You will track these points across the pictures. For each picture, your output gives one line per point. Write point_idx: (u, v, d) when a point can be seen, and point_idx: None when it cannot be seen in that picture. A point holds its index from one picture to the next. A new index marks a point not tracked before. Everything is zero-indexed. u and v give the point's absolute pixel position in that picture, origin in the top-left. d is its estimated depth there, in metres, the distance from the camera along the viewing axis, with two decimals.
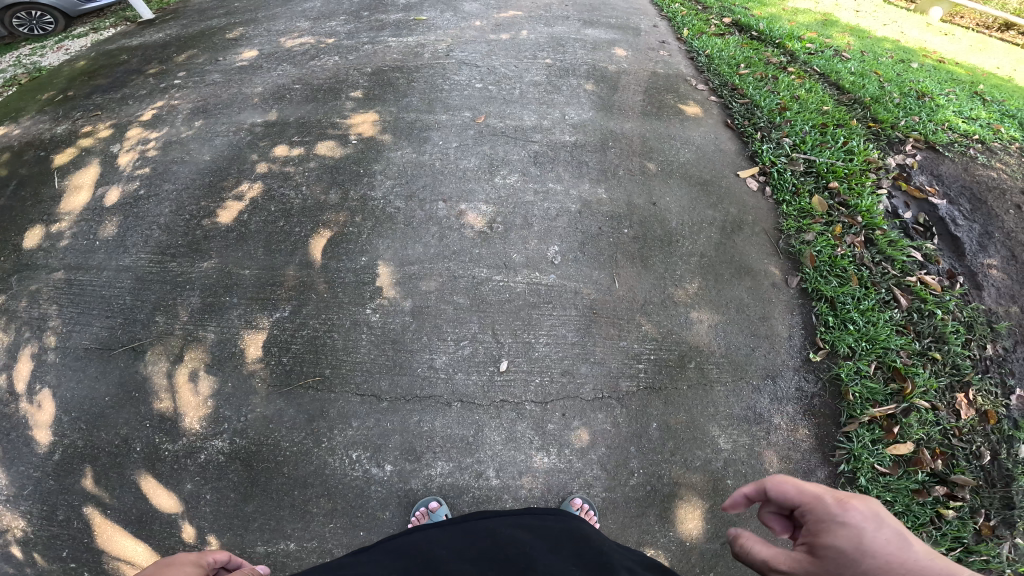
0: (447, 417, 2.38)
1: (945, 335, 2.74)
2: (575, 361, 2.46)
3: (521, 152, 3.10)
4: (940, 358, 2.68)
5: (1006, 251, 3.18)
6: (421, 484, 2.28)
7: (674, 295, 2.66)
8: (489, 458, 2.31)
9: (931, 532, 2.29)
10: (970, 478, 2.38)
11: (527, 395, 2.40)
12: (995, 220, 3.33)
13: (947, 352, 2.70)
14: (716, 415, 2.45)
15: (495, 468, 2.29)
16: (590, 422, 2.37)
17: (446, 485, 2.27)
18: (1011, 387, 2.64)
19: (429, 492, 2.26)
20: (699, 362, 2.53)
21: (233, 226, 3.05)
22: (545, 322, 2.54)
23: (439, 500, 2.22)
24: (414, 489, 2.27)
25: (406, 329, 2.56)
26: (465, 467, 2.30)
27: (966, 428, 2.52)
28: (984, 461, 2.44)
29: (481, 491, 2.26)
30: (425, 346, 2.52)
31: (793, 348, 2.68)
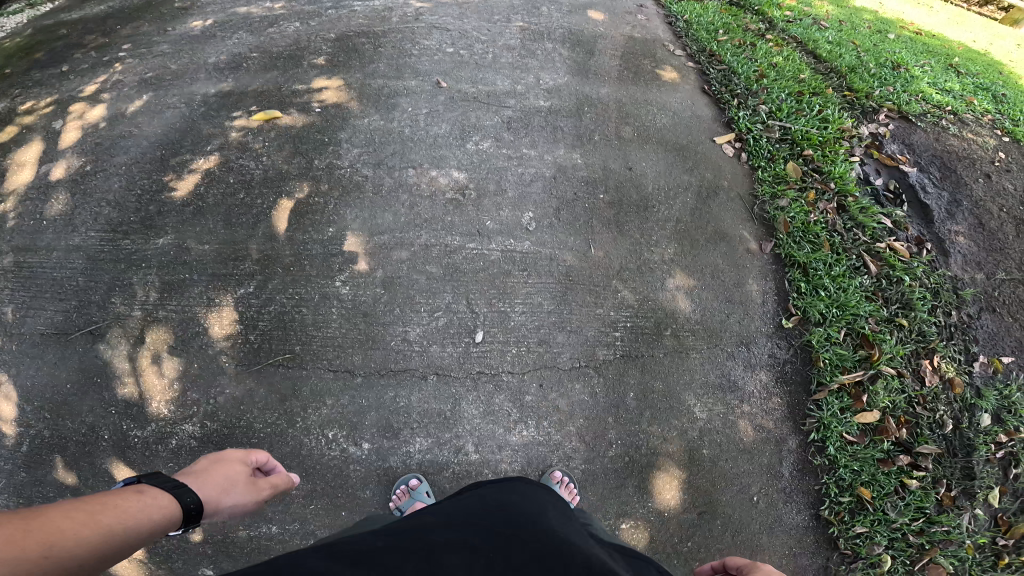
0: (423, 391, 2.31)
1: (913, 302, 2.82)
2: (552, 332, 2.35)
3: (494, 117, 2.91)
4: (906, 326, 2.77)
5: (972, 219, 3.35)
6: (399, 462, 2.25)
7: (649, 261, 2.51)
8: (468, 433, 2.28)
9: (896, 502, 2.46)
10: (932, 447, 2.53)
11: (505, 366, 2.32)
12: (964, 189, 3.50)
13: (914, 319, 2.78)
14: (692, 383, 2.44)
15: (474, 443, 2.27)
16: (569, 392, 2.33)
17: (425, 462, 2.25)
18: (974, 354, 2.75)
19: (407, 470, 2.24)
20: (676, 329, 2.46)
21: (190, 201, 2.86)
22: (521, 290, 2.37)
23: (419, 477, 2.21)
24: (392, 467, 2.24)
25: (380, 301, 2.40)
26: (444, 442, 2.27)
27: (930, 395, 2.63)
28: (946, 430, 2.58)
29: (461, 467, 2.25)
30: (396, 319, 2.37)
31: (766, 314, 2.65)
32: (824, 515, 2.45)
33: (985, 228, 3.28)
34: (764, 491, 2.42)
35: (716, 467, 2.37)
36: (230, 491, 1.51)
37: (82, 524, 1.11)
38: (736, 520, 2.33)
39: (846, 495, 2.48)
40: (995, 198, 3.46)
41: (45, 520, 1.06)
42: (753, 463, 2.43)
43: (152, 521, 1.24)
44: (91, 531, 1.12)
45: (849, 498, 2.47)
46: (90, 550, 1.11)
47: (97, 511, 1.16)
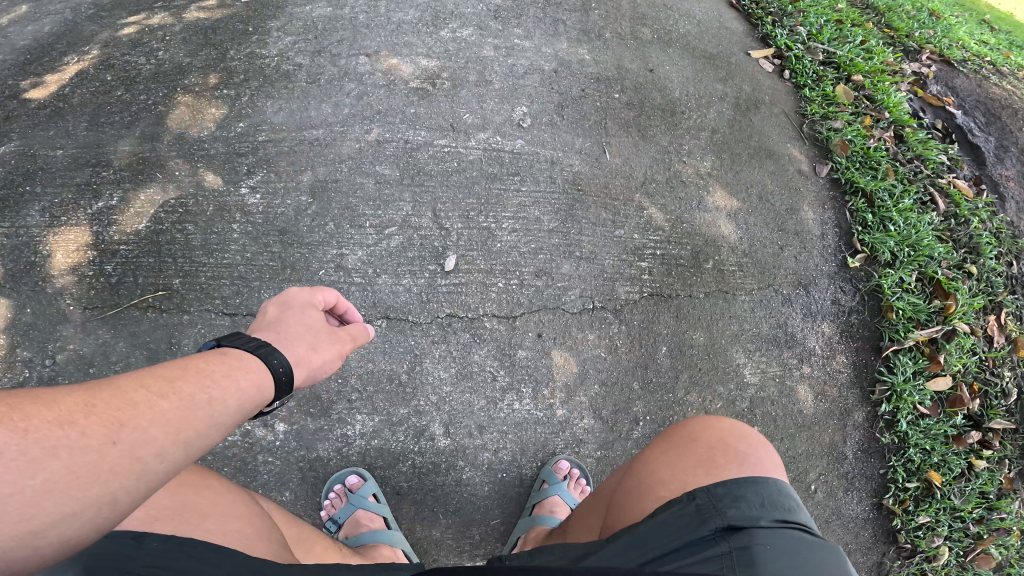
0: (366, 347, 1.52)
1: (980, 247, 2.31)
2: (555, 257, 1.61)
3: (477, 4, 2.24)
4: (975, 274, 2.24)
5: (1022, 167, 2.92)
6: (331, 451, 1.53)
7: (681, 173, 1.88)
8: (434, 408, 1.53)
9: (964, 487, 1.98)
10: (1005, 422, 2.05)
11: (488, 308, 1.55)
12: (1010, 136, 3.08)
13: (981, 267, 2.27)
14: (740, 336, 1.76)
15: (443, 423, 1.53)
16: (578, 346, 1.57)
17: (371, 452, 1.54)
18: None
19: (344, 465, 1.53)
20: (720, 262, 1.77)
21: (47, 100, 2.04)
22: (510, 198, 1.67)
23: (361, 472, 1.51)
24: (321, 459, 1.53)
25: (306, 211, 1.66)
26: (398, 422, 1.53)
27: (1000, 358, 2.13)
28: (1013, 401, 2.10)
29: (424, 461, 1.55)
30: (325, 241, 1.62)
31: (827, 251, 2.04)
32: (887, 504, 1.98)
33: None
34: (824, 479, 1.94)
35: None
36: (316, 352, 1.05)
37: (132, 405, 0.74)
38: None
39: (913, 480, 1.99)
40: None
41: (103, 395, 0.74)
42: (815, 444, 1.92)
43: (237, 402, 0.84)
44: (158, 413, 0.76)
45: (916, 483, 1.99)
46: (158, 441, 0.75)
47: (164, 387, 0.79)
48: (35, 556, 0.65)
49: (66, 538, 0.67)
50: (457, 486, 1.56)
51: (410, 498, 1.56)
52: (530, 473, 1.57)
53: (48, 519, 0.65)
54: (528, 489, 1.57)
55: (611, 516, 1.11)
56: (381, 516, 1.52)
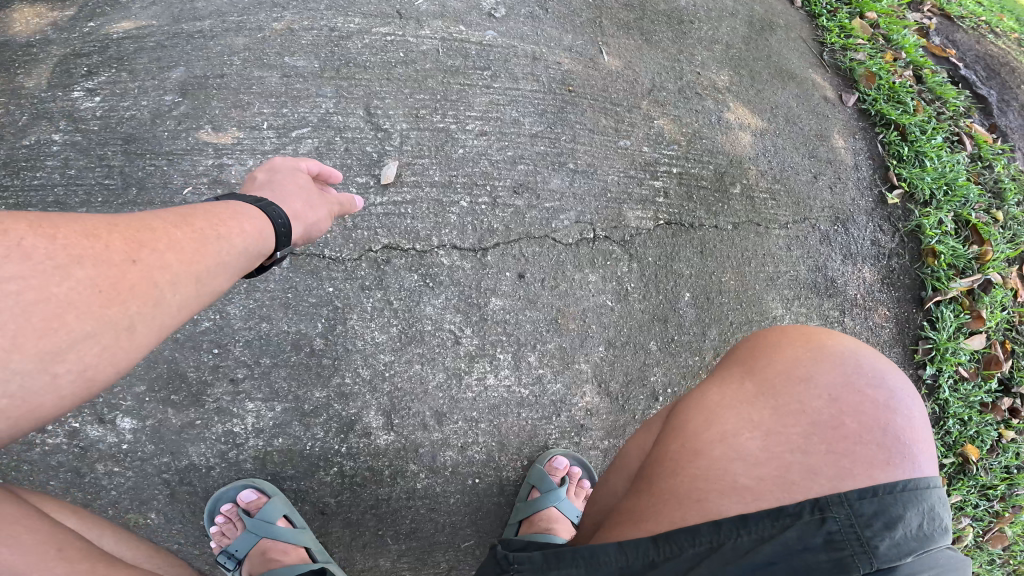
0: (247, 298, 0.99)
1: (1005, 192, 2.05)
2: (539, 168, 1.18)
3: None
4: (1003, 221, 1.98)
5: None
6: (208, 459, 1.02)
7: (695, 83, 1.49)
8: (369, 391, 1.01)
9: (991, 464, 1.69)
10: None
11: (443, 239, 1.07)
12: (1010, 93, 2.93)
13: (1008, 214, 2.00)
14: (775, 280, 1.33)
15: (379, 412, 1.02)
16: (568, 293, 1.11)
17: (273, 456, 1.02)
18: None
19: (236, 475, 1.03)
20: (748, 186, 1.38)
21: None
22: (473, 96, 1.25)
23: (263, 484, 1.02)
24: (201, 467, 1.02)
25: (170, 111, 1.18)
26: (309, 413, 1.00)
27: None
28: None
29: (358, 467, 1.04)
30: (187, 150, 1.16)
31: (862, 184, 1.68)
32: None
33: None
34: None
35: None
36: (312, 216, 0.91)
37: (148, 229, 0.63)
38: None
39: (948, 456, 1.67)
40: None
41: (107, 220, 0.62)
42: None
43: (249, 245, 0.73)
44: (172, 241, 0.65)
45: (951, 459, 1.67)
46: (173, 272, 0.63)
47: (171, 220, 0.67)
48: (53, 385, 0.55)
49: (86, 369, 0.57)
50: (407, 499, 1.07)
51: (340, 518, 1.06)
52: (513, 476, 1.11)
53: (62, 340, 0.55)
54: (511, 499, 1.11)
55: (650, 479, 0.75)
56: (303, 546, 1.03)
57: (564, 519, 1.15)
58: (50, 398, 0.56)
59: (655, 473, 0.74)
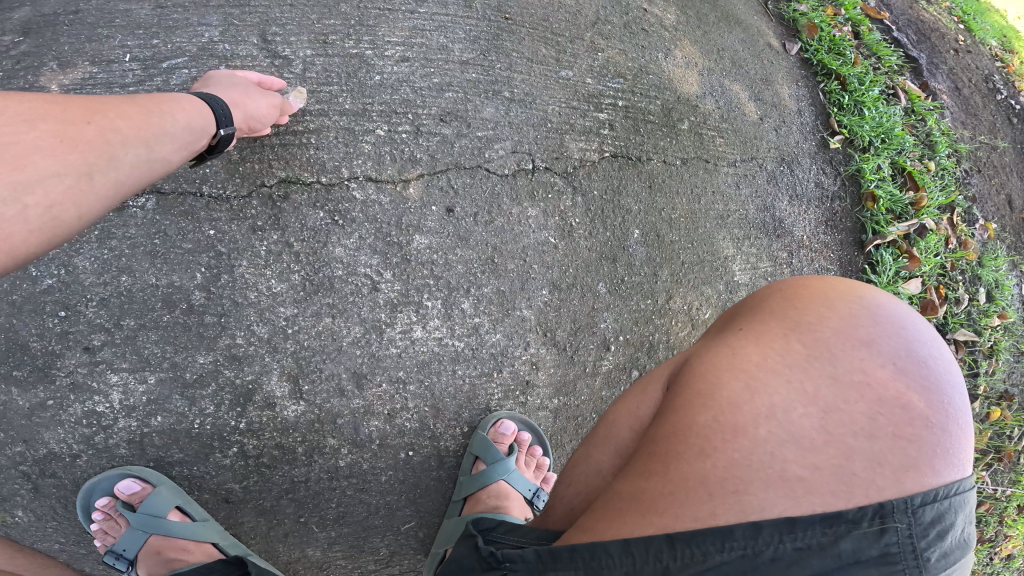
0: (112, 248, 0.81)
1: (934, 143, 2.12)
2: (469, 96, 1.04)
3: None
4: (933, 170, 2.05)
5: (951, 82, 2.94)
6: (74, 449, 0.83)
7: (640, 17, 1.39)
8: (267, 351, 0.86)
9: None
10: (971, 334, 1.86)
11: (352, 173, 0.93)
12: (939, 56, 3.07)
13: (937, 164, 2.08)
14: (727, 219, 1.27)
15: (281, 375, 0.87)
16: (512, 230, 1.01)
17: (154, 439, 0.84)
18: (978, 216, 2.03)
19: (108, 464, 0.84)
20: (696, 124, 1.30)
21: None
22: (392, 24, 1.07)
23: (150, 473, 0.85)
24: (62, 461, 0.83)
25: (7, 51, 0.96)
26: (194, 384, 0.84)
27: (963, 263, 1.92)
28: (974, 307, 1.89)
29: (263, 446, 0.88)
30: (26, 88, 0.96)
31: (806, 129, 1.66)
32: None
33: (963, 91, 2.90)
34: None
35: None
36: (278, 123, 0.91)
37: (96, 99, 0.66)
38: None
39: None
40: (964, 69, 3.12)
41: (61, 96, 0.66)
42: None
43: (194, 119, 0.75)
44: (124, 111, 0.68)
45: None
46: (128, 142, 0.67)
47: (121, 100, 0.70)
48: (20, 218, 0.58)
49: (54, 205, 0.60)
50: (328, 479, 0.92)
51: (250, 508, 0.90)
52: (453, 445, 0.98)
53: (29, 173, 0.58)
54: (453, 473, 0.98)
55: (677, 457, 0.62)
56: (208, 542, 0.87)
57: (515, 495, 1.03)
58: (18, 233, 0.58)
59: (683, 453, 0.62)
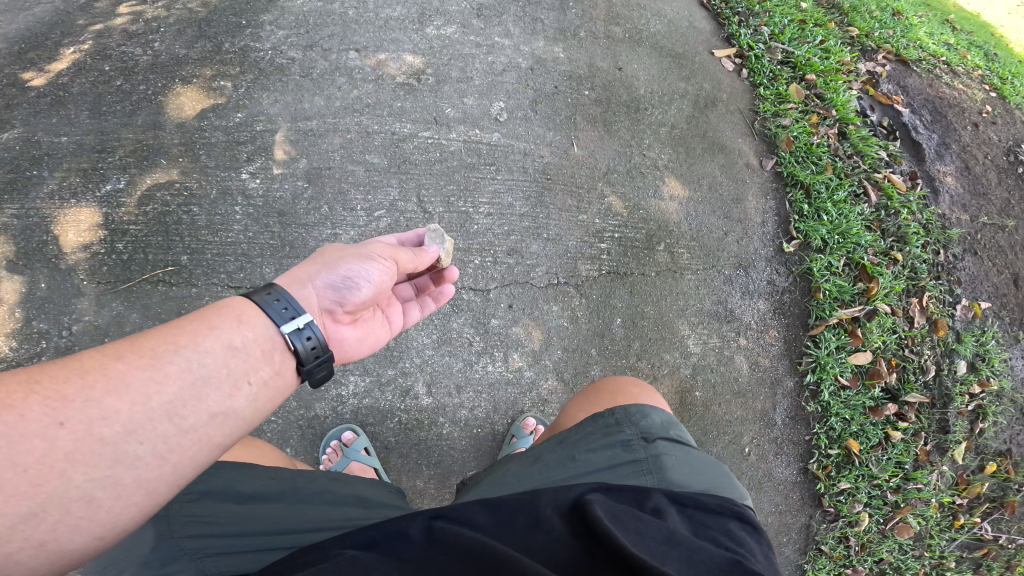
0: None
1: (907, 236, 2.60)
2: (525, 238, 1.90)
3: (461, 2, 2.37)
4: (900, 261, 2.56)
5: (961, 162, 3.27)
6: (328, 410, 1.76)
7: (642, 164, 2.12)
8: (418, 370, 1.80)
9: (879, 457, 2.35)
10: (919, 395, 2.40)
11: (465, 282, 1.85)
12: (954, 134, 3.38)
13: (907, 254, 2.58)
14: (688, 310, 2.09)
15: (425, 383, 1.80)
16: (543, 315, 1.89)
17: (362, 409, 1.77)
18: (959, 296, 2.55)
19: (340, 421, 1.75)
20: (670, 245, 2.08)
21: (45, 88, 2.16)
22: (485, 187, 1.91)
23: (355, 428, 1.73)
24: (319, 416, 1.75)
25: (301, 197, 1.86)
26: (385, 383, 1.78)
27: (917, 338, 2.47)
28: (929, 376, 2.43)
29: (409, 418, 1.78)
30: (316, 223, 1.84)
31: (768, 236, 2.35)
32: (812, 469, 2.33)
33: (972, 172, 3.23)
34: (755, 443, 2.26)
35: (709, 413, 2.15)
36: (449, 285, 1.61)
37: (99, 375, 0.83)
38: None
39: (834, 448, 2.34)
40: (981, 145, 3.38)
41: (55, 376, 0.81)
42: (748, 409, 2.24)
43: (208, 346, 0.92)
44: (125, 376, 0.84)
45: (837, 451, 2.34)
46: (141, 407, 0.84)
47: (130, 358, 0.86)
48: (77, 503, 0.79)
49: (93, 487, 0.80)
50: (439, 440, 1.80)
51: (397, 451, 1.78)
52: (502, 429, 1.83)
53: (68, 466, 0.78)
54: (500, 444, 1.83)
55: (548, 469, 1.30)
56: (373, 467, 1.72)
57: None
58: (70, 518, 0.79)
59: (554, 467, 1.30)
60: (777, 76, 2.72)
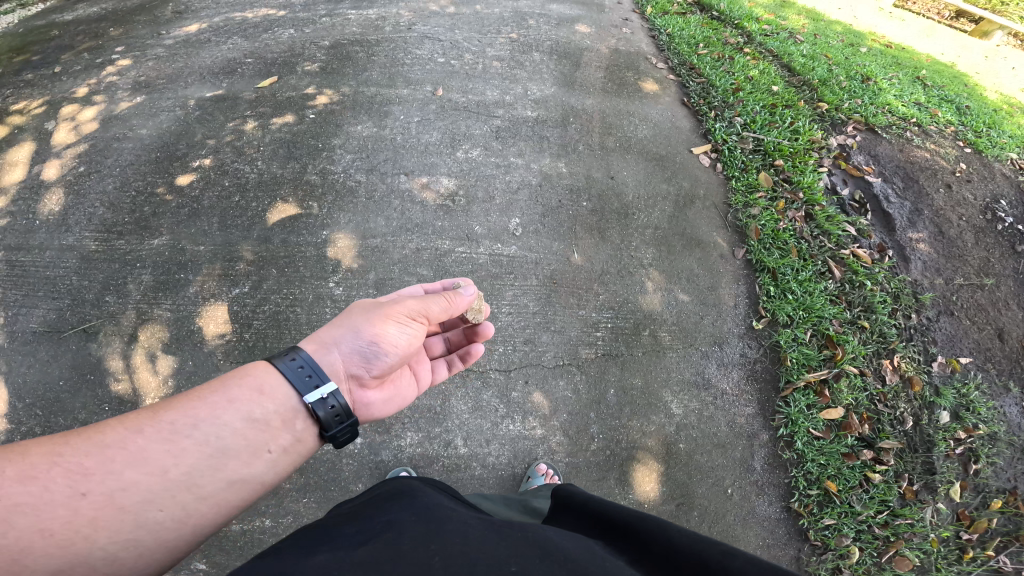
0: None
1: (874, 305, 2.91)
2: (536, 330, 2.60)
3: (483, 126, 3.05)
4: (868, 327, 2.86)
5: (934, 227, 3.36)
6: (391, 455, 2.41)
7: (630, 266, 2.78)
8: (457, 428, 2.46)
9: (861, 495, 2.48)
10: (894, 442, 2.56)
11: (492, 364, 2.56)
12: (926, 200, 3.53)
13: (875, 321, 2.87)
14: (669, 381, 2.62)
15: (463, 437, 2.44)
16: (551, 388, 2.54)
17: (416, 456, 2.41)
18: (934, 354, 2.79)
19: (399, 463, 2.40)
20: (653, 330, 2.69)
21: (184, 201, 2.98)
22: (507, 293, 2.62)
23: (408, 470, 2.35)
24: (384, 460, 2.40)
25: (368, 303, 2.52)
26: (434, 437, 2.44)
27: (891, 394, 2.69)
28: (907, 426, 2.61)
29: (449, 461, 2.40)
30: None
31: (738, 317, 2.87)
32: (793, 506, 2.50)
33: (947, 236, 3.29)
34: (737, 484, 2.52)
35: (693, 462, 2.51)
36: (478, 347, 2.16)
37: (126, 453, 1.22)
38: (712, 512, 2.46)
39: (814, 488, 2.51)
40: (954, 208, 3.49)
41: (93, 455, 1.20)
42: (726, 457, 2.55)
43: (219, 424, 1.32)
44: (148, 450, 1.24)
45: (816, 491, 2.51)
46: (161, 472, 1.23)
47: (152, 436, 1.26)
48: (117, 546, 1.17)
49: (127, 532, 1.18)
50: (472, 479, 2.38)
51: None
52: (521, 472, 2.41)
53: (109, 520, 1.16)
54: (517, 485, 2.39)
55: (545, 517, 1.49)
56: None
57: None
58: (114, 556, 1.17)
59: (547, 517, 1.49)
60: (746, 168, 3.27)
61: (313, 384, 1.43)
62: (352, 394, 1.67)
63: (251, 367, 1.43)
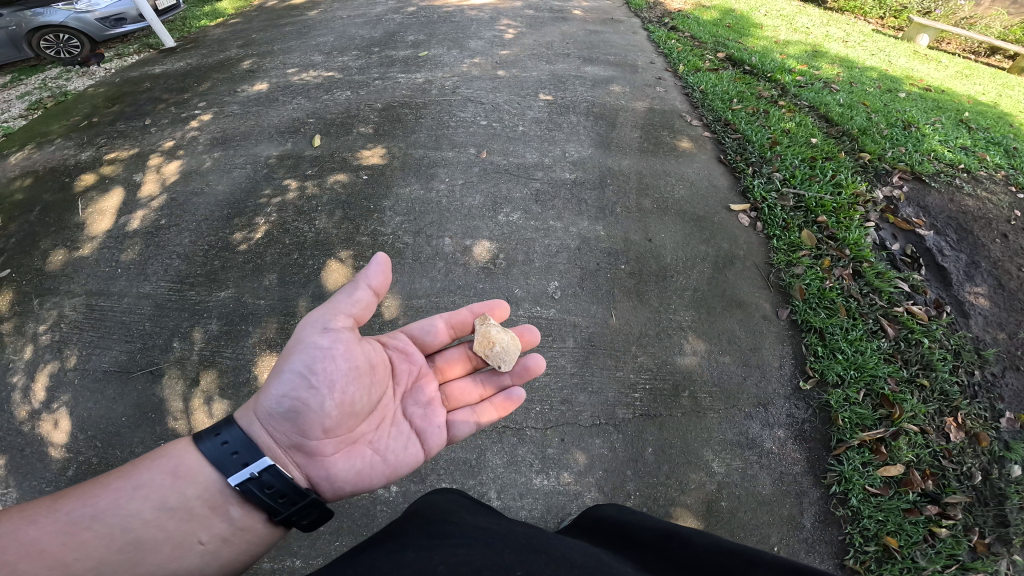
0: None
1: (933, 363, 2.76)
2: (574, 391, 2.62)
3: (524, 189, 3.40)
4: (928, 385, 2.69)
5: (993, 280, 3.19)
6: None
7: (668, 328, 2.85)
8: (491, 480, 2.37)
9: (926, 550, 2.24)
10: (961, 497, 2.35)
11: (529, 422, 2.54)
12: (982, 250, 3.37)
13: (935, 378, 2.70)
14: (710, 441, 2.52)
15: (497, 490, 2.35)
16: (588, 446, 2.48)
17: None
18: (1001, 411, 2.62)
19: None
20: (693, 391, 2.66)
21: (249, 256, 3.24)
22: (546, 354, 2.71)
23: None
24: None
25: None
26: (467, 488, 2.35)
27: (956, 449, 2.49)
28: (976, 481, 2.41)
29: None
30: None
31: (784, 377, 2.78)
32: (849, 564, 2.26)
33: (1008, 290, 3.12)
34: (785, 542, 2.31)
35: (736, 520, 2.34)
36: (518, 393, 2.09)
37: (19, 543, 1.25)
38: None
39: (871, 544, 2.29)
40: (1013, 258, 3.31)
41: None
42: (773, 514, 2.37)
43: (128, 510, 1.37)
44: (50, 537, 1.28)
45: (874, 546, 2.27)
46: (58, 563, 1.26)
47: (55, 524, 1.30)
48: None
49: None
50: None
51: None
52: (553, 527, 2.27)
53: None
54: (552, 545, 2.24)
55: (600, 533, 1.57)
56: None
57: None
58: None
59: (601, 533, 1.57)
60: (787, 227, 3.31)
61: (239, 463, 1.46)
62: (302, 469, 1.62)
63: (165, 450, 1.47)
